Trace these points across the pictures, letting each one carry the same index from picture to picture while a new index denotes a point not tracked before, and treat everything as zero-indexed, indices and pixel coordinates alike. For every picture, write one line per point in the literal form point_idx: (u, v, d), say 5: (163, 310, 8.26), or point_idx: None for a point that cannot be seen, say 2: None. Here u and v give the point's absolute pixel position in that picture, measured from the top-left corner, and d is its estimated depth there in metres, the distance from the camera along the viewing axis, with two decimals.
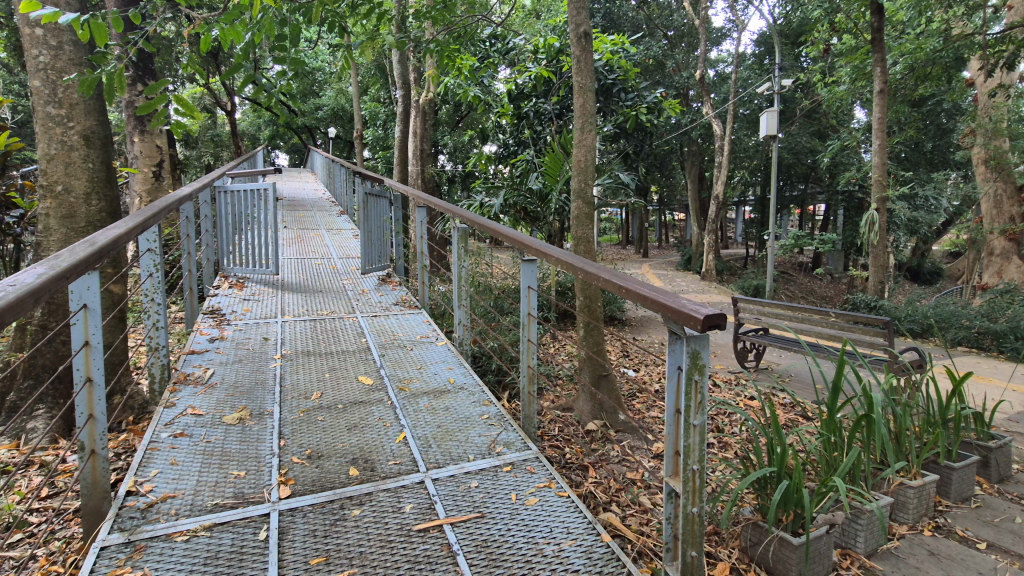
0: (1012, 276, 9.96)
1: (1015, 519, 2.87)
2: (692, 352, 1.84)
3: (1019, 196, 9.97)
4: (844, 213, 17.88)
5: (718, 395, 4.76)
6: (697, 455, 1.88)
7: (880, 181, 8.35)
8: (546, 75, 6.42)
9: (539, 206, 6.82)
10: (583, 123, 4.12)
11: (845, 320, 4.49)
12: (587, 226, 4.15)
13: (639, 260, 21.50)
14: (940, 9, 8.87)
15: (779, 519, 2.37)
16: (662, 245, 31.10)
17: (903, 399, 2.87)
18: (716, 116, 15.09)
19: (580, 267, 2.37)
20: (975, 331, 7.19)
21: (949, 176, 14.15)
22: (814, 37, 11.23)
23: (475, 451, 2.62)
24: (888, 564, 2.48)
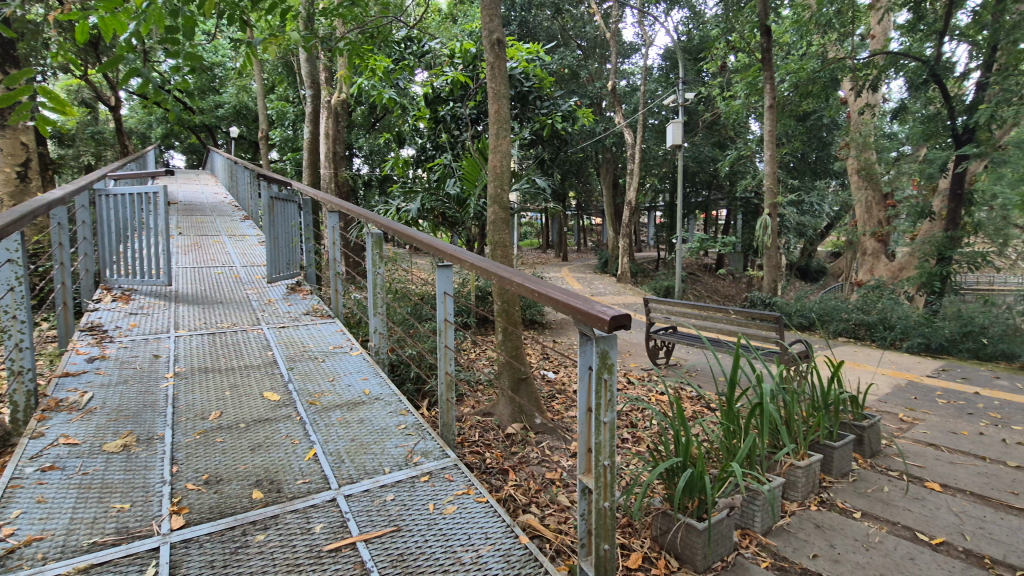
0: (881, 273, 11.28)
1: (884, 489, 3.24)
2: (601, 352, 1.90)
3: (884, 203, 11.32)
4: (742, 218, 19.40)
5: (631, 391, 4.97)
6: (607, 451, 1.95)
7: (772, 187, 9.14)
8: (462, 80, 6.42)
9: (457, 211, 6.84)
10: (499, 129, 4.15)
11: (742, 317, 4.82)
12: (504, 232, 4.19)
13: (559, 264, 22.07)
14: (818, 33, 9.85)
15: (686, 506, 2.49)
16: (581, 249, 32.18)
17: (792, 387, 3.15)
18: (627, 125, 15.82)
19: (495, 272, 2.38)
20: (852, 323, 8.06)
21: (829, 184, 15.77)
22: (713, 54, 12.10)
23: (391, 463, 2.55)
24: (781, 540, 2.70)
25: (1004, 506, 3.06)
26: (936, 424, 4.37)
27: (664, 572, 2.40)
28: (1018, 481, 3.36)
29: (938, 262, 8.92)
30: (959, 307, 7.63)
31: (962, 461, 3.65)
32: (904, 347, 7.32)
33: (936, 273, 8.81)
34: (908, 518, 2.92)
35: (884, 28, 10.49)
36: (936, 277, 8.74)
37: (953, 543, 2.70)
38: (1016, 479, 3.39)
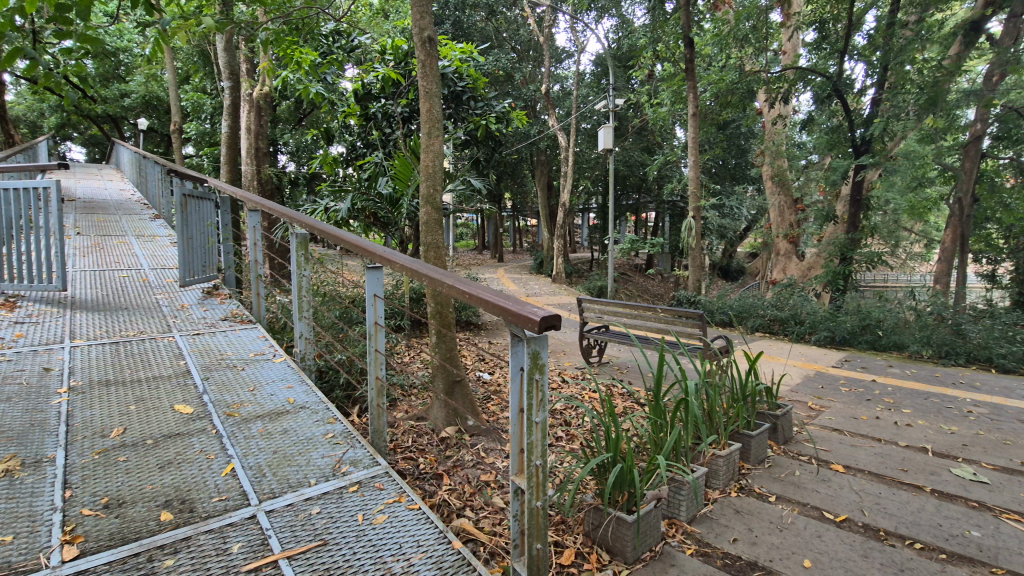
0: (793, 272, 12.18)
1: (795, 473, 3.48)
2: (533, 352, 1.91)
3: (795, 207, 12.23)
4: (669, 220, 20.31)
5: (565, 390, 5.05)
6: (539, 450, 1.97)
7: (696, 191, 9.61)
8: (393, 77, 6.27)
9: (390, 211, 6.67)
10: (430, 128, 4.08)
11: (669, 315, 5.03)
12: (437, 233, 4.14)
13: (494, 265, 22.01)
14: (735, 47, 10.47)
15: (616, 500, 2.56)
16: (517, 250, 32.48)
17: (713, 381, 3.32)
18: (561, 128, 16.13)
19: (426, 274, 2.34)
20: (767, 319, 8.64)
21: (746, 189, 16.83)
22: (641, 63, 12.58)
23: (317, 474, 2.43)
24: (704, 526, 2.83)
25: (896, 483, 3.38)
26: (840, 410, 4.77)
27: (596, 566, 2.45)
28: (908, 459, 3.72)
29: (841, 261, 9.76)
30: (859, 302, 8.38)
31: (861, 444, 4.00)
32: (812, 340, 7.94)
33: (839, 272, 9.63)
34: (816, 498, 3.16)
35: (794, 45, 11.34)
36: (840, 276, 9.55)
37: (854, 519, 2.94)
38: (906, 458, 3.75)
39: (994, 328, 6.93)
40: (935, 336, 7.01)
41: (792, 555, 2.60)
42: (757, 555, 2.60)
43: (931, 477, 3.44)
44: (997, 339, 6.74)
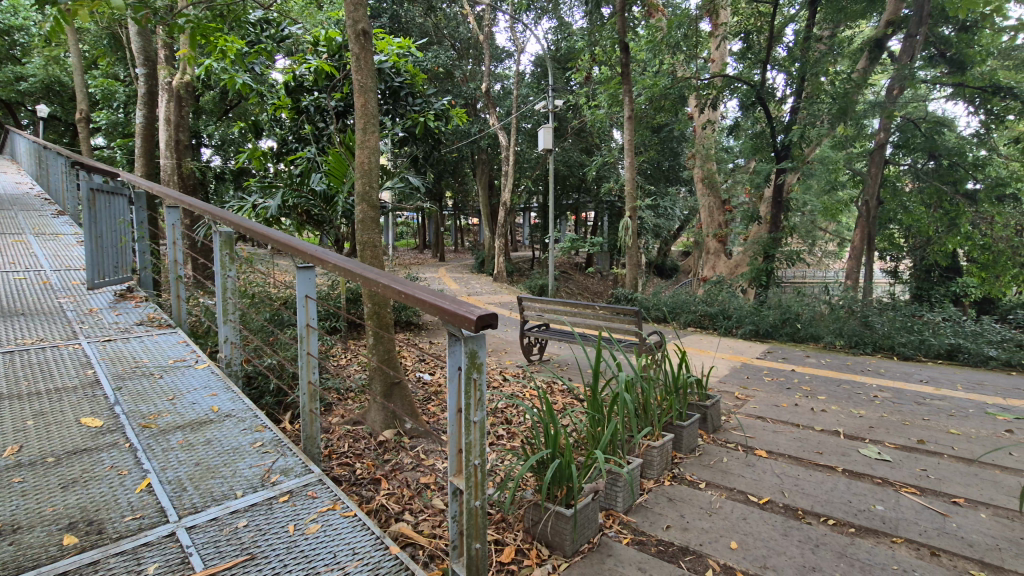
0: (721, 269, 12.85)
1: (724, 459, 3.67)
2: (470, 352, 1.90)
3: (723, 208, 12.90)
4: (608, 220, 20.86)
5: (506, 388, 5.08)
6: (478, 450, 1.96)
7: (632, 191, 9.92)
8: (327, 70, 6.06)
9: (324, 209, 6.46)
10: (366, 124, 3.96)
11: (607, 312, 5.16)
12: (373, 231, 4.04)
13: (435, 265, 21.75)
14: (668, 54, 10.90)
15: (555, 495, 2.60)
16: (458, 250, 32.32)
17: (648, 375, 3.45)
18: (502, 127, 16.18)
19: (360, 274, 2.28)
20: (698, 314, 9.06)
21: (679, 191, 17.55)
22: (579, 65, 12.81)
23: (244, 485, 2.31)
24: (640, 516, 2.93)
25: (812, 465, 3.64)
26: (763, 399, 5.08)
27: (536, 562, 2.47)
28: (822, 442, 4.02)
29: (765, 259, 10.39)
30: (781, 296, 8.96)
31: (782, 429, 4.28)
32: (739, 333, 8.41)
33: (763, 268, 10.25)
34: (741, 482, 3.34)
35: (722, 54, 11.99)
36: (763, 272, 10.17)
37: (776, 501, 3.14)
38: (821, 441, 4.05)
39: (895, 319, 7.62)
40: (846, 328, 7.62)
41: (720, 538, 2.74)
42: (689, 539, 2.72)
43: (843, 458, 3.73)
44: (899, 329, 7.42)
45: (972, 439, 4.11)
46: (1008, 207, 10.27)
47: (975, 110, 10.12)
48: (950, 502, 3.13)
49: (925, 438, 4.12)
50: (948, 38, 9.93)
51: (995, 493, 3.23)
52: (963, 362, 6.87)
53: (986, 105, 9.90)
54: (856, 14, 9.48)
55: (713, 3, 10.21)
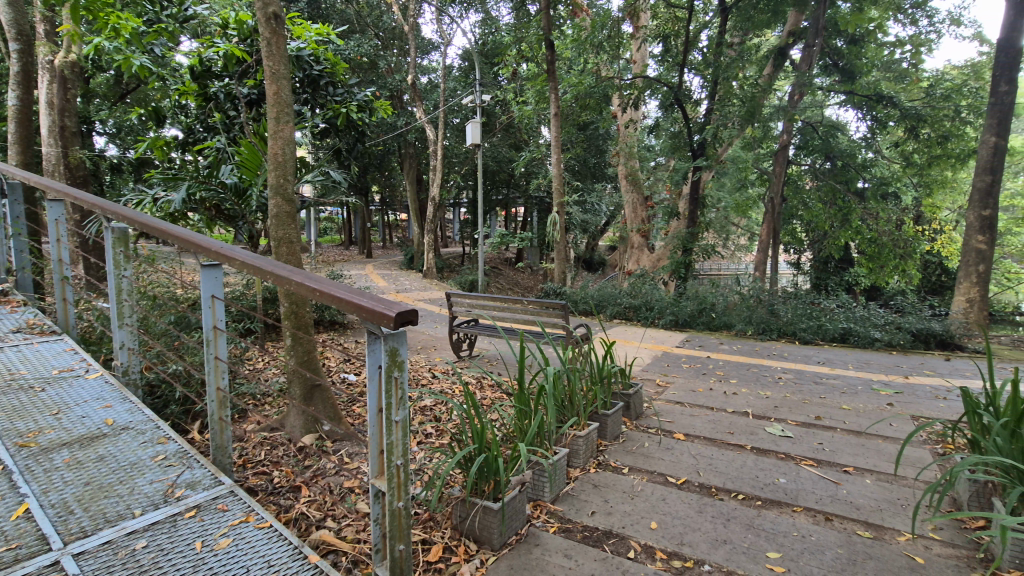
0: (644, 263, 13.43)
1: (644, 444, 3.84)
2: (390, 350, 1.85)
3: (645, 204, 13.46)
4: (537, 215, 21.15)
5: (435, 385, 5.02)
6: (400, 450, 1.92)
7: (559, 187, 10.11)
8: (237, 54, 5.64)
9: (236, 204, 6.09)
10: (278, 113, 3.76)
11: (535, 306, 5.21)
12: (289, 226, 3.85)
13: (363, 262, 21.10)
14: (592, 53, 11.16)
15: (483, 490, 2.61)
16: (386, 246, 31.57)
17: (573, 366, 3.54)
18: (429, 120, 15.93)
19: (271, 272, 2.16)
20: (623, 307, 9.40)
21: (605, 187, 18.10)
22: (506, 61, 12.84)
23: (143, 503, 2.13)
24: (566, 504, 3.00)
25: (725, 445, 3.89)
26: (682, 385, 5.36)
27: (464, 558, 2.47)
28: (733, 423, 4.30)
29: (683, 252, 10.96)
30: (698, 288, 9.49)
31: (698, 413, 4.54)
32: (660, 323, 8.83)
33: (682, 261, 10.80)
34: (661, 465, 3.51)
35: (642, 56, 12.50)
36: (682, 265, 10.72)
37: (692, 480, 3.32)
38: (733, 422, 4.34)
39: (797, 307, 8.30)
40: (755, 316, 8.20)
41: (642, 519, 2.86)
42: (612, 523, 2.82)
43: (751, 437, 4.01)
44: (800, 316, 8.08)
45: (860, 413, 4.57)
46: (891, 204, 11.45)
47: (864, 116, 11.18)
48: (842, 471, 3.46)
49: (822, 414, 4.52)
50: (840, 50, 10.84)
51: (879, 460, 3.60)
52: (854, 344, 7.62)
53: (872, 112, 10.96)
54: (761, 23, 10.16)
55: (633, 6, 10.58)
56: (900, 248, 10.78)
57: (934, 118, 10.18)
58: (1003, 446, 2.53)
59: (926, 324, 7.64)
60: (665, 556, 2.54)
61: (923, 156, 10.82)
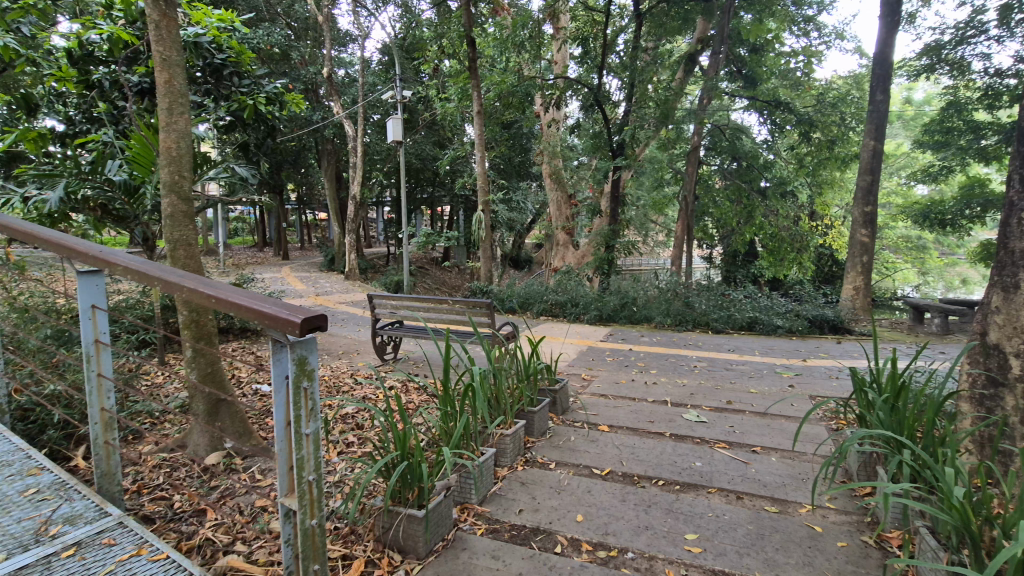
0: (569, 260, 13.74)
1: (571, 438, 3.90)
2: (298, 359, 1.74)
3: (569, 203, 13.76)
4: (463, 214, 21.00)
5: (357, 391, 4.83)
6: (311, 465, 1.82)
7: (484, 185, 10.08)
8: (125, 38, 5.12)
9: (126, 203, 5.56)
10: (171, 103, 3.44)
11: (460, 305, 5.13)
12: (186, 227, 3.55)
13: (280, 264, 20.00)
14: (514, 53, 11.22)
15: (407, 498, 2.53)
16: (306, 247, 30.14)
17: (498, 365, 3.53)
18: (347, 116, 15.35)
19: (161, 278, 1.96)
20: (549, 303, 9.55)
21: (530, 185, 18.30)
22: (426, 56, 12.62)
23: (9, 546, 1.86)
24: (493, 505, 2.98)
25: (646, 433, 4.04)
26: (606, 378, 5.53)
27: (387, 570, 2.38)
28: (653, 412, 4.49)
29: (606, 249, 11.31)
30: (620, 283, 9.83)
31: (621, 404, 4.69)
32: (586, 319, 9.06)
33: (604, 258, 11.16)
34: (586, 458, 3.59)
35: (562, 57, 12.74)
36: (605, 262, 11.06)
37: (616, 470, 3.42)
38: (653, 411, 4.52)
39: (710, 299, 8.81)
40: (673, 309, 8.63)
41: (568, 513, 2.90)
42: (539, 520, 2.83)
43: (670, 424, 4.19)
44: (713, 307, 8.58)
45: (766, 396, 4.91)
46: (790, 202, 12.44)
47: (765, 119, 12.06)
48: (751, 451, 3.70)
49: (732, 399, 4.82)
50: (744, 58, 11.65)
51: (783, 439, 3.88)
52: (760, 331, 8.22)
53: (771, 117, 11.86)
54: (674, 30, 10.69)
55: (552, 7, 10.76)
56: (796, 243, 12.02)
57: (824, 123, 11.11)
58: (883, 419, 2.81)
59: (820, 311, 8.39)
60: (590, 548, 2.59)
61: (815, 158, 11.87)
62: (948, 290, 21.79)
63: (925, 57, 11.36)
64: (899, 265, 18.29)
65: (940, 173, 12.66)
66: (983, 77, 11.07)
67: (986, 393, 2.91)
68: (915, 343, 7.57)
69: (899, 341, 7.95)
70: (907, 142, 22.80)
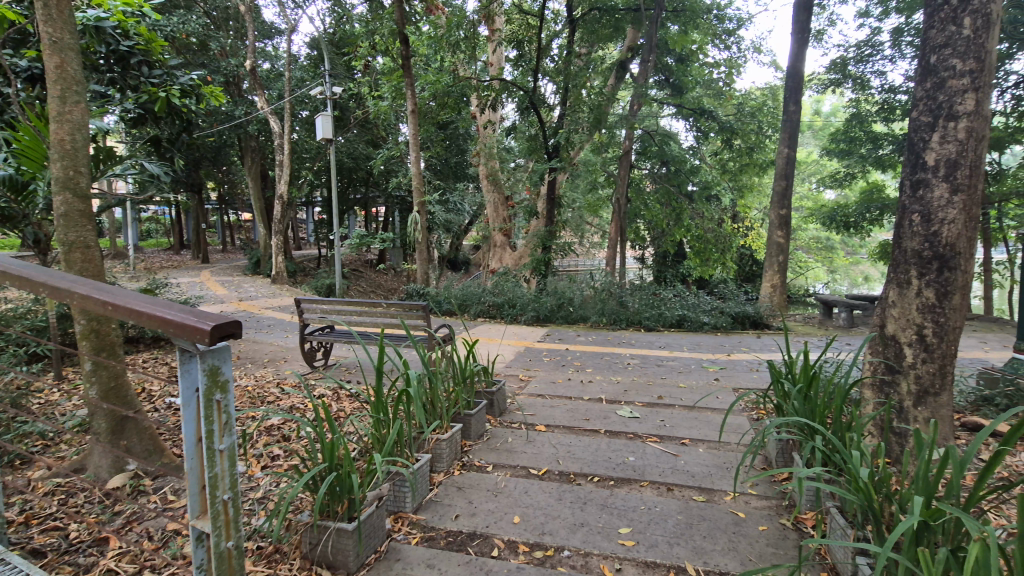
0: (507, 261, 13.81)
1: (508, 439, 3.89)
2: (209, 369, 1.61)
3: (506, 204, 13.83)
4: (399, 215, 20.61)
5: (283, 401, 4.59)
6: (226, 483, 1.69)
7: (419, 186, 9.92)
8: (11, 18, 4.62)
9: (13, 202, 5.03)
10: (63, 91, 3.11)
11: (394, 308, 4.98)
12: (84, 228, 3.22)
13: (200, 268, 18.76)
14: (448, 53, 11.13)
15: (335, 512, 2.42)
16: (228, 249, 28.41)
17: (433, 368, 3.46)
18: (273, 111, 14.63)
19: (49, 285, 1.77)
20: (486, 305, 9.55)
21: (467, 187, 18.23)
22: (357, 52, 12.23)
23: None
24: (429, 512, 2.91)
25: (582, 431, 4.10)
26: (543, 377, 5.59)
27: None
28: (589, 410, 4.57)
29: (543, 250, 11.46)
30: (556, 283, 9.99)
31: (558, 403, 4.75)
32: (523, 319, 9.13)
33: (541, 259, 11.30)
34: (523, 458, 3.59)
35: (498, 58, 12.78)
36: (542, 263, 11.19)
37: (552, 469, 3.45)
38: (588, 408, 4.61)
39: (642, 297, 9.14)
40: (607, 309, 8.88)
41: (504, 515, 2.88)
42: (476, 524, 2.80)
43: (605, 421, 4.29)
44: (645, 306, 8.89)
45: (694, 389, 5.15)
46: (714, 205, 13.12)
47: (691, 126, 12.65)
48: (680, 444, 3.84)
49: (663, 393, 5.01)
50: (671, 66, 12.21)
51: (709, 430, 4.07)
52: (688, 328, 8.63)
53: (696, 124, 12.49)
54: (605, 37, 11.03)
55: (487, 8, 10.75)
56: (721, 244, 12.65)
57: (744, 131, 11.83)
58: (798, 408, 3.01)
59: (742, 308, 8.92)
60: (527, 549, 2.58)
61: (736, 163, 12.62)
62: (852, 287, 23.88)
63: (833, 72, 12.37)
64: (810, 264, 19.79)
65: (845, 179, 13.80)
66: (880, 92, 12.19)
67: (885, 379, 3.19)
68: (824, 336, 8.22)
69: (810, 334, 8.60)
70: (816, 150, 24.74)
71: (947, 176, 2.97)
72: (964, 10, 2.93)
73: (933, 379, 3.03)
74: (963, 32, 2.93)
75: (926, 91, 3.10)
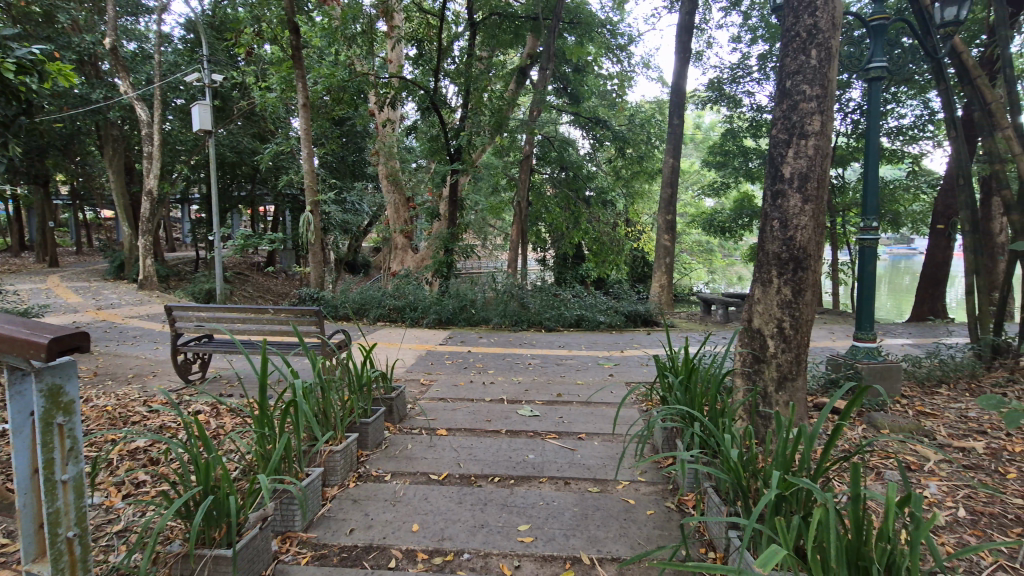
0: (408, 263, 13.54)
1: (408, 446, 3.81)
2: (48, 388, 1.40)
3: (407, 205, 13.56)
4: (292, 215, 19.40)
5: (151, 420, 4.11)
6: (72, 517, 1.48)
7: (312, 184, 9.39)
8: None
9: None
10: None
11: (282, 314, 4.65)
12: None
13: (47, 272, 16.26)
14: (343, 46, 10.69)
15: (212, 538, 2.21)
16: (83, 250, 24.89)
17: (326, 377, 3.29)
18: (139, 96, 13.10)
19: None
20: (386, 308, 9.30)
21: (366, 187, 17.62)
22: (241, 38, 11.31)
23: None
24: (321, 529, 2.75)
25: (483, 433, 4.12)
26: (444, 381, 5.54)
27: None
28: (490, 411, 4.60)
29: (444, 252, 11.37)
30: (457, 285, 9.97)
31: (459, 406, 4.73)
32: (425, 322, 9.01)
33: (443, 261, 11.22)
34: (423, 464, 3.53)
35: (397, 56, 12.50)
36: (444, 265, 11.13)
37: (453, 473, 3.42)
38: (489, 409, 4.64)
39: (543, 298, 9.40)
40: (509, 310, 9.02)
41: (402, 524, 2.81)
42: (372, 536, 2.70)
43: (505, 421, 4.34)
44: (545, 306, 9.16)
45: (589, 386, 5.38)
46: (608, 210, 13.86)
47: (586, 134, 13.26)
48: (577, 438, 4.00)
49: (561, 391, 5.18)
50: (568, 76, 12.71)
51: (603, 424, 4.27)
52: (586, 327, 9.03)
53: (592, 131, 13.08)
54: (506, 43, 11.23)
55: (385, 3, 10.47)
56: (615, 247, 13.15)
57: (634, 140, 12.65)
58: (680, 398, 3.26)
59: (634, 307, 9.51)
60: (426, 556, 2.54)
61: (628, 171, 13.45)
62: (727, 286, 26.39)
63: (710, 90, 13.60)
64: (692, 266, 21.60)
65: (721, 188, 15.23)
66: (750, 111, 13.59)
67: (752, 368, 3.54)
68: (704, 331, 9.01)
69: (692, 330, 9.39)
70: (697, 160, 27.08)
71: (800, 188, 3.39)
72: (811, 43, 3.36)
73: (791, 366, 3.42)
74: (810, 62, 3.36)
75: (782, 112, 3.50)
